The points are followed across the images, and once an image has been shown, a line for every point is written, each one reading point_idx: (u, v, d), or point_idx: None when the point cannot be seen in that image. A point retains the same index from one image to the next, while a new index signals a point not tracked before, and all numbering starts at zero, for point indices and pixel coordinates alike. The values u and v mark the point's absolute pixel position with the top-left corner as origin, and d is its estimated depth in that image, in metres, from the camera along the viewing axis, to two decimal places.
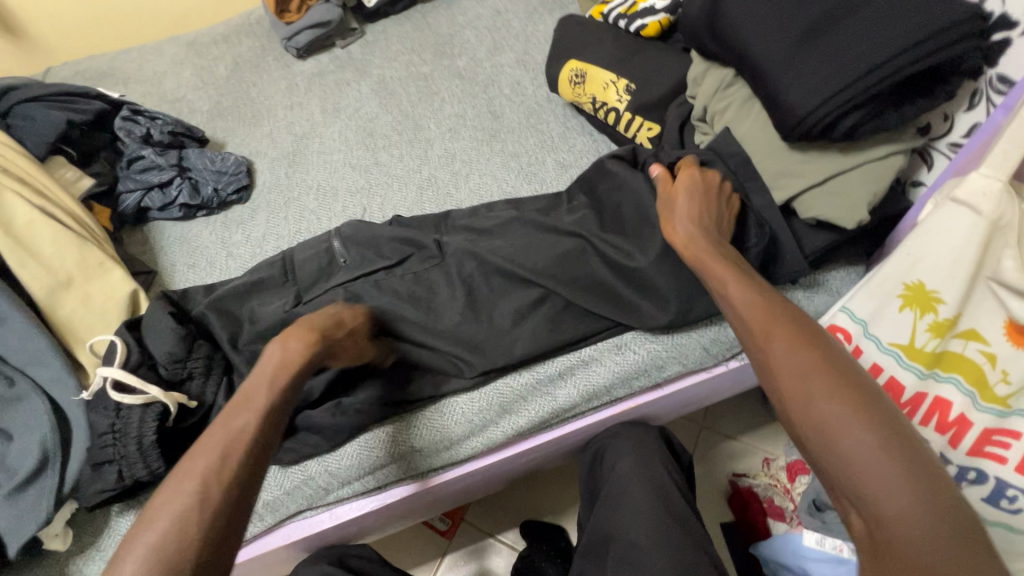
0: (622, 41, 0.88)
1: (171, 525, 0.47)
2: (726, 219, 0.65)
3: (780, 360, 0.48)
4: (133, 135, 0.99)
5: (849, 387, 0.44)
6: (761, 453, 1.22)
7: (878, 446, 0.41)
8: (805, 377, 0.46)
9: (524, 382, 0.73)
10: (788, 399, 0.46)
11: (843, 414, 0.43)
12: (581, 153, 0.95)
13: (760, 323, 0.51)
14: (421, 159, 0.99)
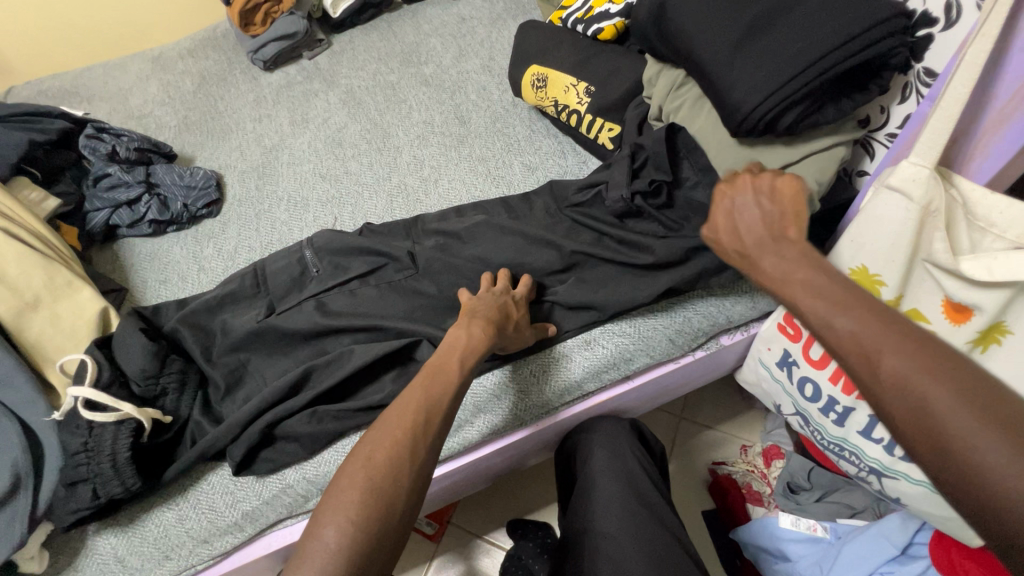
0: (580, 45, 0.91)
1: (386, 486, 0.50)
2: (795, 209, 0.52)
3: (897, 391, 0.37)
4: (98, 152, 0.98)
5: (1006, 412, 0.34)
6: (739, 441, 1.24)
7: None
8: (957, 431, 0.34)
9: (495, 380, 0.75)
10: (920, 437, 0.36)
11: (1012, 469, 0.32)
12: (547, 155, 0.96)
13: (869, 351, 0.38)
14: (391, 166, 1.01)
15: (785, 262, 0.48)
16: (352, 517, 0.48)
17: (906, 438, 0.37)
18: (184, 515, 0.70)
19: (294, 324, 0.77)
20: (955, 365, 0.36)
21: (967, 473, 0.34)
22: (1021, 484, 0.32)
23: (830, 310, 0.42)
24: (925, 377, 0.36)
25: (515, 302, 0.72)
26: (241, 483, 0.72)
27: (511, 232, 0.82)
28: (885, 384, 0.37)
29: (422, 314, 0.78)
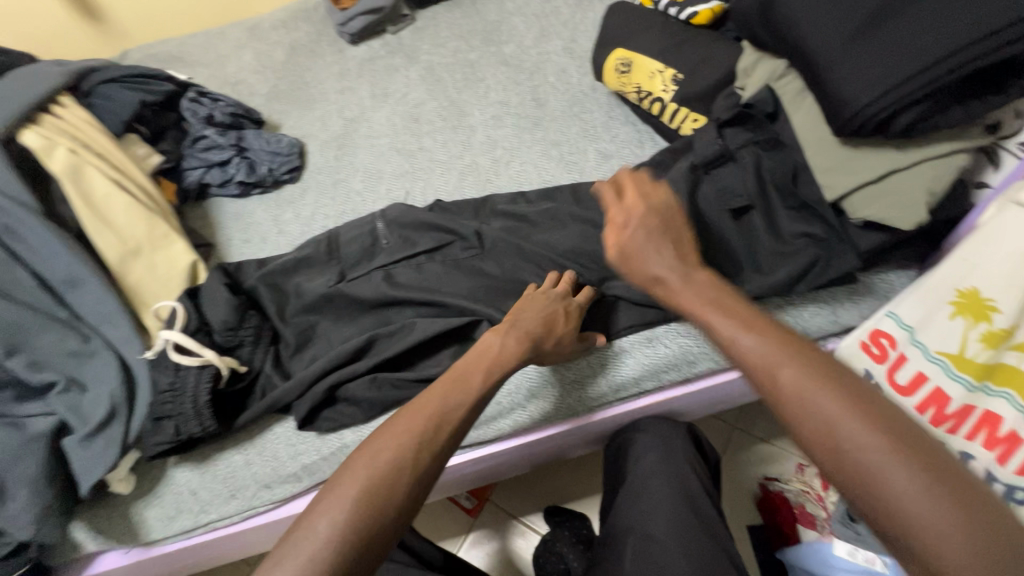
0: (672, 29, 0.86)
1: (376, 498, 0.50)
2: (685, 234, 0.61)
3: (796, 396, 0.47)
4: (198, 115, 1.05)
5: (867, 410, 0.45)
6: (795, 458, 1.19)
7: (910, 473, 0.42)
8: (831, 418, 0.45)
9: (552, 368, 0.74)
10: (815, 433, 0.45)
11: (871, 452, 0.43)
12: (624, 144, 0.94)
13: (761, 359, 0.49)
14: (464, 145, 1.01)
15: (700, 292, 0.56)
16: (341, 521, 0.48)
17: (802, 435, 0.47)
18: (250, 458, 0.76)
19: (362, 292, 0.80)
20: (839, 377, 0.47)
21: (840, 448, 0.44)
22: (877, 459, 0.43)
23: (740, 330, 0.51)
24: (809, 373, 0.47)
25: (567, 310, 0.69)
26: (303, 437, 0.76)
27: (581, 221, 0.80)
28: (779, 381, 0.48)
29: (485, 294, 0.78)
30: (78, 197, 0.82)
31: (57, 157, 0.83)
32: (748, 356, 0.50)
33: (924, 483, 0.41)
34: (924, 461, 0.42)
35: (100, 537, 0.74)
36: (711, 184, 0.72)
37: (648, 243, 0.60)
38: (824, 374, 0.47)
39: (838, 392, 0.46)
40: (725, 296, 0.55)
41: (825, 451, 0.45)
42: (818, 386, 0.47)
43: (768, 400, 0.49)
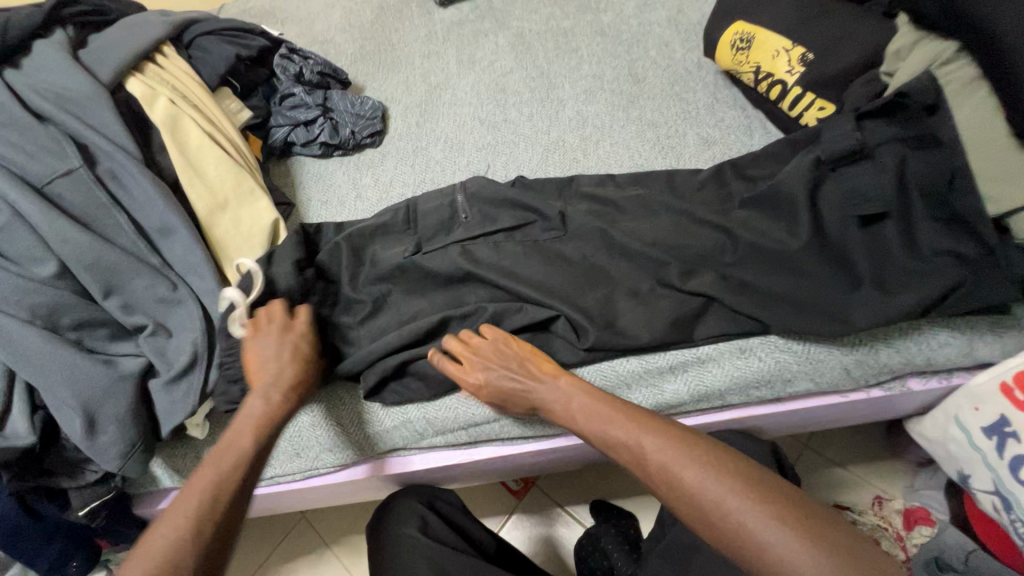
0: (805, 2, 0.76)
1: (225, 512, 0.56)
2: (536, 360, 0.67)
3: (681, 489, 0.53)
4: (288, 72, 1.05)
5: (751, 485, 0.52)
6: (873, 490, 1.08)
7: (789, 537, 0.48)
8: (711, 504, 0.52)
9: (631, 368, 0.69)
10: (708, 523, 0.51)
11: (766, 531, 0.49)
12: (730, 130, 0.85)
13: (645, 454, 0.56)
14: (551, 120, 0.96)
15: (577, 397, 0.63)
16: (183, 535, 0.53)
17: (701, 524, 0.52)
18: (315, 420, 0.76)
19: (438, 267, 0.77)
20: (716, 460, 0.54)
21: (713, 519, 0.51)
22: (770, 538, 0.48)
23: (616, 424, 0.60)
24: (670, 453, 0.55)
25: (533, 375, 0.66)
26: (367, 405, 0.76)
27: (676, 213, 0.74)
28: (649, 466, 0.56)
29: (566, 282, 0.72)
30: (175, 148, 0.84)
31: (158, 106, 0.85)
32: (626, 451, 0.58)
33: (772, 525, 0.49)
34: (763, 499, 0.50)
35: (177, 475, 0.78)
36: (838, 183, 0.64)
37: (507, 377, 0.66)
38: (694, 459, 0.54)
39: (695, 461, 0.54)
40: (601, 402, 0.62)
41: (714, 533, 0.51)
42: (681, 466, 0.54)
43: (659, 490, 0.55)
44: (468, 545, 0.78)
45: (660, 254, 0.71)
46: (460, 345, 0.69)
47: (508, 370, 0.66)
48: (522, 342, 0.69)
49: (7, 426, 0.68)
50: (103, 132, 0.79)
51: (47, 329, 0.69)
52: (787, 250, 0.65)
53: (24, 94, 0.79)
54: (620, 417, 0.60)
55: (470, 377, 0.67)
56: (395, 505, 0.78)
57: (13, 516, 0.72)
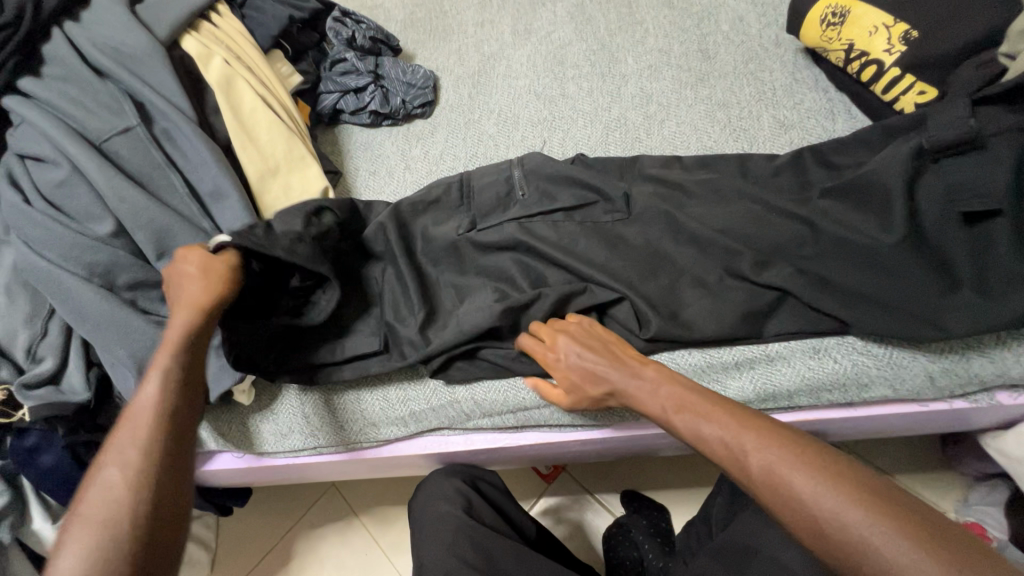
0: None
1: (165, 433, 0.52)
2: (621, 346, 0.64)
3: (777, 493, 0.47)
4: (340, 36, 1.01)
5: (865, 495, 0.44)
6: (922, 502, 1.01)
7: (922, 556, 0.40)
8: (822, 513, 0.44)
9: (694, 362, 0.66)
10: (814, 533, 0.44)
11: (887, 547, 0.41)
12: (810, 112, 0.81)
13: (733, 451, 0.50)
14: (613, 96, 0.91)
15: (653, 390, 0.58)
16: (124, 464, 0.49)
17: (805, 534, 0.45)
18: (360, 394, 0.75)
19: (494, 246, 0.74)
20: (818, 459, 0.47)
21: (826, 533, 0.44)
22: (892, 555, 0.41)
23: (699, 421, 0.53)
24: (777, 456, 0.48)
25: (617, 360, 0.62)
26: (414, 383, 0.74)
27: (750, 199, 0.69)
28: (748, 468, 0.49)
29: (629, 267, 0.69)
30: (229, 109, 0.82)
31: (213, 67, 0.83)
32: (722, 450, 0.51)
33: (900, 543, 0.41)
34: (886, 512, 0.43)
35: (220, 440, 0.77)
36: (940, 176, 0.59)
37: (590, 359, 0.62)
38: (798, 459, 0.47)
39: (805, 464, 0.47)
40: (694, 393, 0.56)
41: (827, 547, 0.44)
42: (789, 470, 0.46)
43: (760, 495, 0.48)
44: (511, 529, 0.77)
45: (731, 243, 0.66)
46: (543, 327, 0.67)
47: (584, 359, 0.62)
48: (607, 332, 0.66)
49: (64, 380, 0.69)
50: (159, 91, 0.78)
51: (104, 287, 0.69)
52: (876, 246, 0.60)
53: (85, 49, 0.78)
54: (703, 411, 0.54)
55: (547, 355, 0.65)
56: (440, 483, 0.78)
57: (65, 469, 0.73)
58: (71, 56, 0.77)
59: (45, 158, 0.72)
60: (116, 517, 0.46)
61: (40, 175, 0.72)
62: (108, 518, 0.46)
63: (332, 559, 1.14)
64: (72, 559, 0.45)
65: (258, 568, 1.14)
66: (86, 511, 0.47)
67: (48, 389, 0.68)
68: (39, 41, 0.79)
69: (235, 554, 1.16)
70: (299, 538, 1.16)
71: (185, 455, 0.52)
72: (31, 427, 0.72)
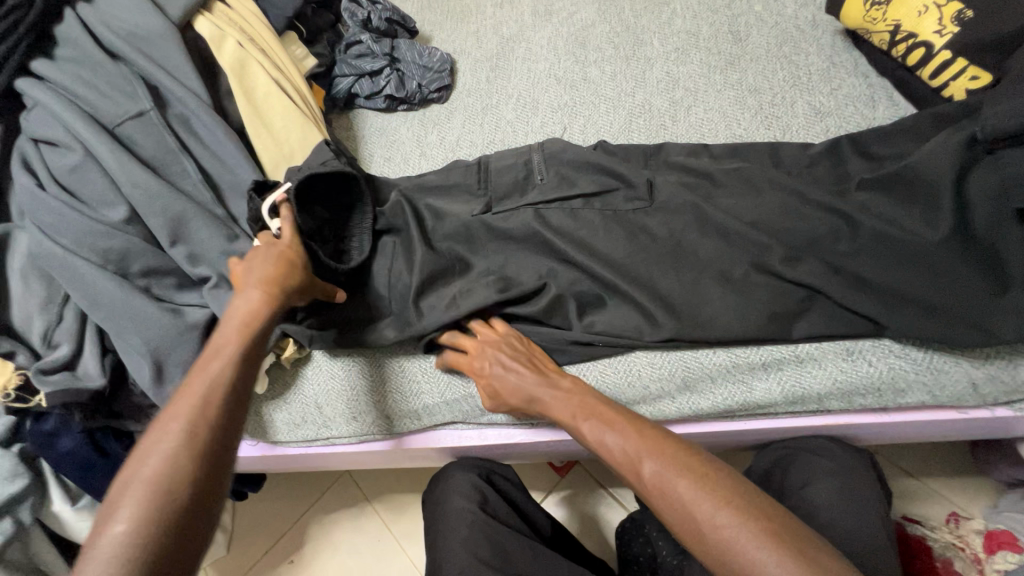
0: None
1: (230, 406, 0.48)
2: (544, 357, 0.66)
3: (660, 490, 0.49)
4: (356, 18, 0.99)
5: (731, 493, 0.46)
6: (948, 506, 0.97)
7: (774, 551, 0.42)
8: (689, 506, 0.46)
9: (719, 362, 0.64)
10: (688, 528, 0.46)
11: (743, 538, 0.43)
12: (847, 98, 0.77)
13: (627, 453, 0.53)
14: (637, 81, 0.87)
15: (569, 398, 0.61)
16: (188, 426, 0.46)
17: (677, 529, 0.47)
18: (374, 385, 0.74)
19: (512, 237, 0.72)
20: (698, 463, 0.49)
21: (700, 533, 0.45)
22: (747, 547, 0.43)
23: (603, 430, 0.56)
24: (668, 465, 0.49)
25: (539, 369, 0.64)
26: (429, 376, 0.73)
27: (783, 191, 0.65)
28: (642, 474, 0.51)
29: (651, 262, 0.66)
30: (241, 92, 0.80)
31: (227, 49, 0.81)
32: (623, 458, 0.53)
33: (761, 547, 0.42)
34: (758, 518, 0.44)
35: None
36: (994, 167, 0.55)
37: (513, 370, 0.63)
38: (679, 462, 0.49)
39: (692, 471, 0.48)
40: (603, 404, 0.59)
41: (695, 541, 0.46)
42: (677, 477, 0.48)
43: (649, 497, 0.50)
44: (526, 527, 0.75)
45: (761, 237, 0.63)
46: (471, 340, 0.68)
47: (513, 367, 0.64)
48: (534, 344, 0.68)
49: (80, 365, 0.69)
50: (172, 74, 0.76)
51: (118, 274, 0.68)
52: (918, 243, 0.57)
53: (98, 31, 0.77)
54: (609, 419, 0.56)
55: (473, 364, 0.66)
56: (454, 476, 0.77)
57: (82, 454, 0.73)
58: (84, 38, 0.76)
59: (59, 143, 0.71)
60: (172, 484, 0.43)
61: (54, 159, 0.71)
62: (163, 482, 0.42)
63: (344, 545, 1.14)
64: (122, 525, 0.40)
65: (272, 552, 1.15)
66: (149, 467, 0.43)
67: (65, 374, 0.67)
68: (51, 23, 0.77)
69: (250, 537, 1.17)
70: (312, 523, 1.17)
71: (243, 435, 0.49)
72: (49, 412, 0.73)
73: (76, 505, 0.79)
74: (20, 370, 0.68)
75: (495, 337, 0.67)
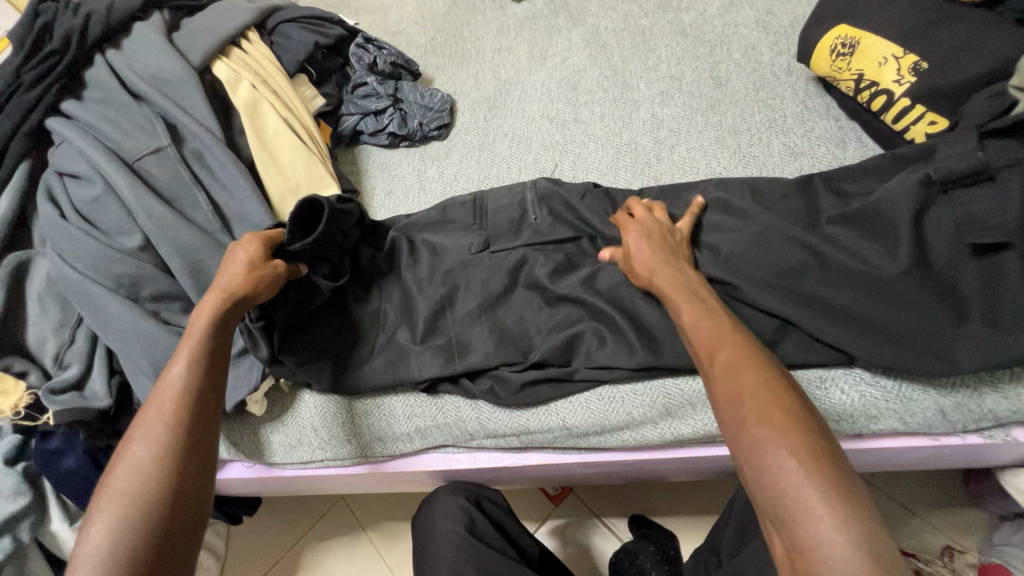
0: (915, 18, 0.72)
1: (184, 415, 0.55)
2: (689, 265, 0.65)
3: (721, 377, 0.51)
4: (362, 62, 1.05)
5: (784, 399, 0.47)
6: (942, 539, 0.96)
7: (796, 453, 0.44)
8: (742, 399, 0.48)
9: (698, 389, 0.66)
10: (733, 417, 0.48)
11: (774, 430, 0.45)
12: (821, 141, 0.81)
13: (709, 344, 0.54)
14: (624, 121, 0.92)
15: (676, 292, 0.60)
16: (160, 447, 0.52)
17: (721, 413, 0.50)
18: (370, 409, 0.76)
19: (502, 268, 0.76)
20: (770, 370, 0.50)
21: (740, 416, 0.48)
22: (775, 440, 0.45)
23: (685, 320, 0.57)
24: (741, 359, 0.51)
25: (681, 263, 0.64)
26: (421, 400, 0.75)
27: (760, 226, 0.69)
28: (712, 361, 0.53)
29: (634, 293, 0.70)
30: (253, 131, 0.86)
31: (241, 91, 0.87)
32: (697, 344, 0.55)
33: (784, 432, 0.45)
34: (796, 420, 0.46)
35: (232, 448, 0.78)
36: (951, 207, 0.59)
37: (658, 247, 0.66)
38: (754, 362, 0.51)
39: (753, 364, 0.50)
40: (699, 301, 0.58)
41: (731, 424, 0.48)
42: (741, 368, 0.50)
43: (708, 380, 0.53)
44: (514, 553, 0.76)
45: (737, 270, 0.66)
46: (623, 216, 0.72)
47: (651, 247, 0.65)
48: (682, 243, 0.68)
49: (87, 386, 0.72)
50: (190, 113, 0.82)
51: (129, 299, 0.72)
52: (878, 279, 0.60)
53: (125, 74, 0.83)
54: (704, 314, 0.56)
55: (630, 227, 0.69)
56: (444, 499, 0.78)
57: (83, 474, 0.75)
58: (111, 82, 0.82)
59: (82, 176, 0.77)
60: (147, 501, 0.49)
61: (76, 191, 0.76)
62: (133, 498, 0.49)
63: (337, 572, 1.14)
64: (103, 537, 0.47)
65: None
66: (115, 487, 0.50)
67: (72, 394, 0.70)
68: (82, 67, 0.84)
69: (243, 563, 1.17)
70: (306, 550, 1.17)
71: (205, 435, 0.55)
72: (56, 431, 0.75)
73: (74, 524, 0.79)
74: (32, 391, 0.71)
75: (650, 221, 0.69)
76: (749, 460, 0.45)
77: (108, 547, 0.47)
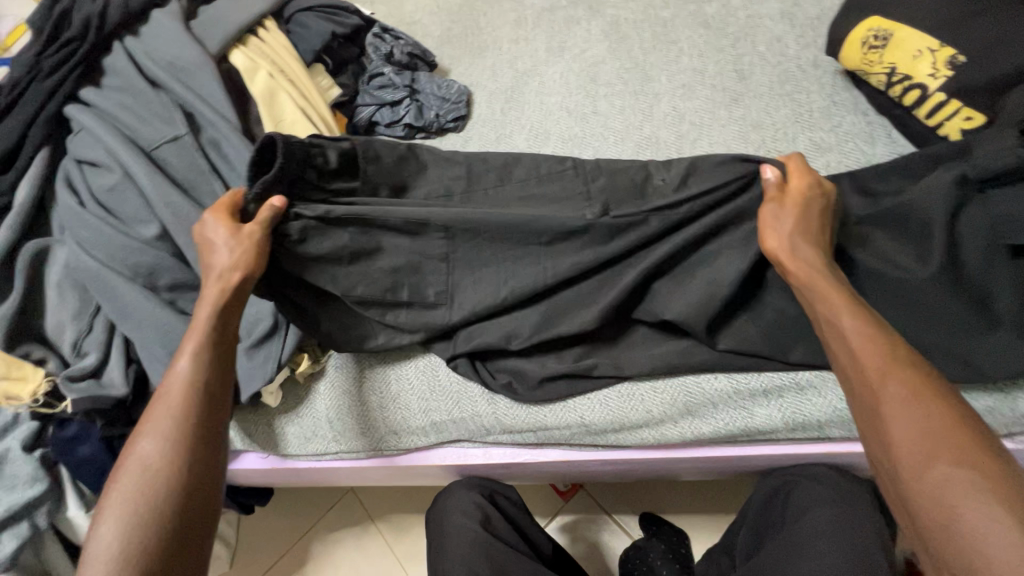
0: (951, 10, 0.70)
1: (193, 409, 0.54)
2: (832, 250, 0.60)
3: (884, 407, 0.47)
4: (379, 52, 1.04)
5: (967, 443, 0.43)
6: None
7: (992, 512, 0.40)
8: (918, 439, 0.45)
9: (720, 388, 0.65)
10: (900, 457, 0.45)
11: (958, 480, 0.42)
12: (848, 136, 0.80)
13: (869, 365, 0.49)
14: (645, 114, 0.91)
15: (823, 286, 0.56)
16: (166, 443, 0.52)
17: (885, 451, 0.47)
18: (385, 402, 0.76)
19: None
20: (947, 405, 0.46)
21: (912, 459, 0.44)
22: (963, 492, 0.41)
23: (840, 331, 0.53)
24: (910, 392, 0.47)
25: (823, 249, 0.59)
26: (436, 394, 0.74)
27: None
28: (870, 387, 0.49)
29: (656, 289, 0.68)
30: (270, 120, 0.85)
31: (258, 80, 0.87)
32: (848, 364, 0.51)
33: (972, 482, 0.41)
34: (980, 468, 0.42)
35: (247, 439, 0.78)
36: (987, 206, 0.57)
37: (803, 228, 0.60)
38: (925, 395, 0.46)
39: (922, 397, 0.46)
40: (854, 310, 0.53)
41: (901, 465, 0.45)
42: (904, 402, 0.46)
43: (862, 411, 0.49)
44: (528, 548, 0.76)
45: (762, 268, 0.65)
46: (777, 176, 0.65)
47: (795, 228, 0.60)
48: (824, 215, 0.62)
49: (104, 374, 0.72)
50: (208, 101, 0.82)
51: (146, 287, 0.72)
52: (910, 279, 0.58)
53: (143, 62, 0.83)
54: (861, 328, 0.52)
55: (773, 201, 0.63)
56: (458, 494, 0.77)
57: (99, 461, 0.75)
58: (129, 69, 0.82)
59: (100, 164, 0.76)
60: (156, 497, 0.50)
61: (95, 179, 0.76)
62: (144, 493, 0.50)
63: (347, 562, 1.15)
64: (114, 538, 0.48)
65: (275, 566, 1.16)
66: (125, 481, 0.51)
67: (90, 382, 0.70)
68: (100, 54, 0.84)
69: (253, 551, 1.18)
70: (315, 540, 1.18)
71: (213, 428, 0.55)
72: (73, 418, 0.76)
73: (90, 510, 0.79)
74: (50, 377, 0.71)
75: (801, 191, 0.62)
76: (927, 512, 0.42)
77: (122, 541, 0.48)
